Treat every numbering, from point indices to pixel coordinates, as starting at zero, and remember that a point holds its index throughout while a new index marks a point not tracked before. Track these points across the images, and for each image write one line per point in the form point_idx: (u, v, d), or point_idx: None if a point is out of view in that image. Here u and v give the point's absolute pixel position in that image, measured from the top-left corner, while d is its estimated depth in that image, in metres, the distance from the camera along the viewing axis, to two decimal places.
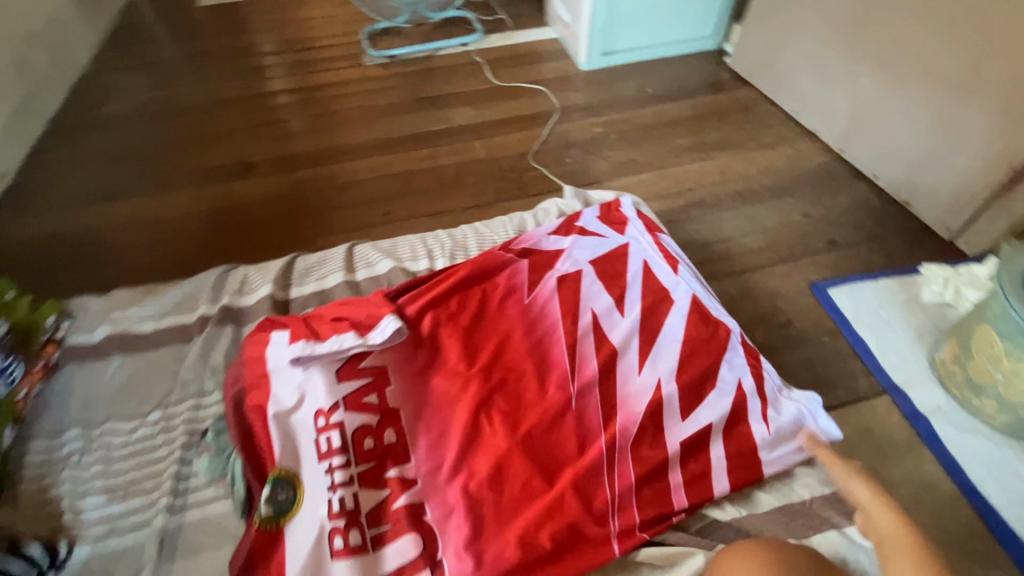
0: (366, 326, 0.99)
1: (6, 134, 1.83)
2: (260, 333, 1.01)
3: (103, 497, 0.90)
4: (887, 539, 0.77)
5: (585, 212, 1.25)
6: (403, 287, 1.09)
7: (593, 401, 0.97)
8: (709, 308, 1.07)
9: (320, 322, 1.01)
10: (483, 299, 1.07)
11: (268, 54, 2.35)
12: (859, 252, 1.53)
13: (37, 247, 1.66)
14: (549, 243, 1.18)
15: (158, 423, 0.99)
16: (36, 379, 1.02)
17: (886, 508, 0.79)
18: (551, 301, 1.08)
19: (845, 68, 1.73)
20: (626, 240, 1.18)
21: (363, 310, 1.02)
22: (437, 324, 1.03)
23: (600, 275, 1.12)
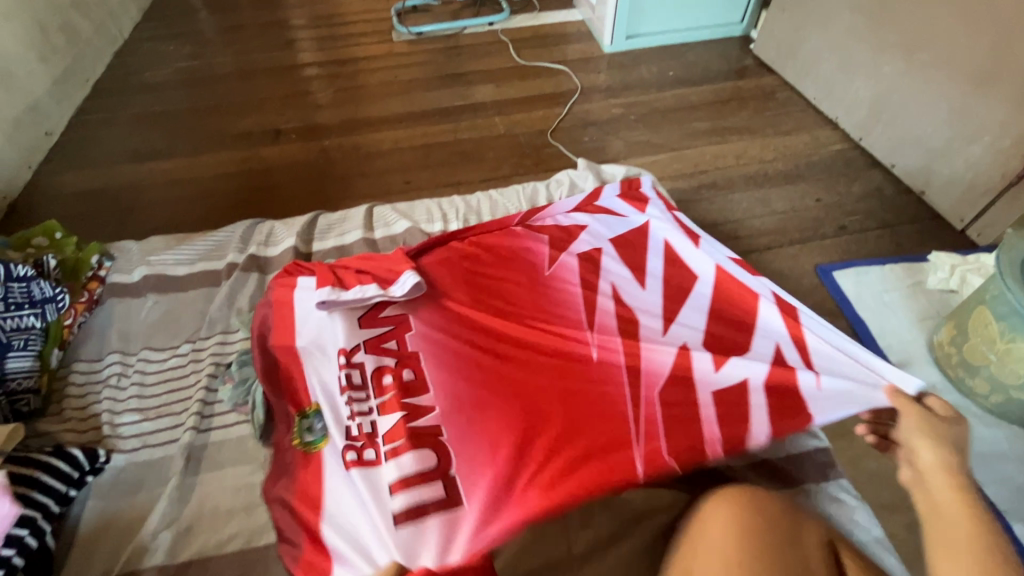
0: (389, 281, 1.01)
1: (55, 94, 1.95)
2: (284, 283, 1.05)
3: (137, 416, 0.99)
4: (940, 512, 0.67)
5: (605, 190, 1.24)
6: (425, 246, 1.11)
7: (612, 350, 0.96)
8: (737, 277, 1.06)
9: (343, 272, 1.04)
10: (501, 255, 1.08)
11: (301, 27, 2.42)
12: (869, 238, 1.54)
13: (81, 199, 1.77)
14: (568, 219, 1.18)
15: (188, 354, 1.08)
16: (81, 310, 1.11)
17: (950, 479, 0.68)
18: (568, 270, 1.07)
19: (868, 56, 1.73)
20: (648, 218, 1.17)
21: (384, 265, 1.05)
22: (456, 275, 1.04)
23: (619, 248, 1.13)
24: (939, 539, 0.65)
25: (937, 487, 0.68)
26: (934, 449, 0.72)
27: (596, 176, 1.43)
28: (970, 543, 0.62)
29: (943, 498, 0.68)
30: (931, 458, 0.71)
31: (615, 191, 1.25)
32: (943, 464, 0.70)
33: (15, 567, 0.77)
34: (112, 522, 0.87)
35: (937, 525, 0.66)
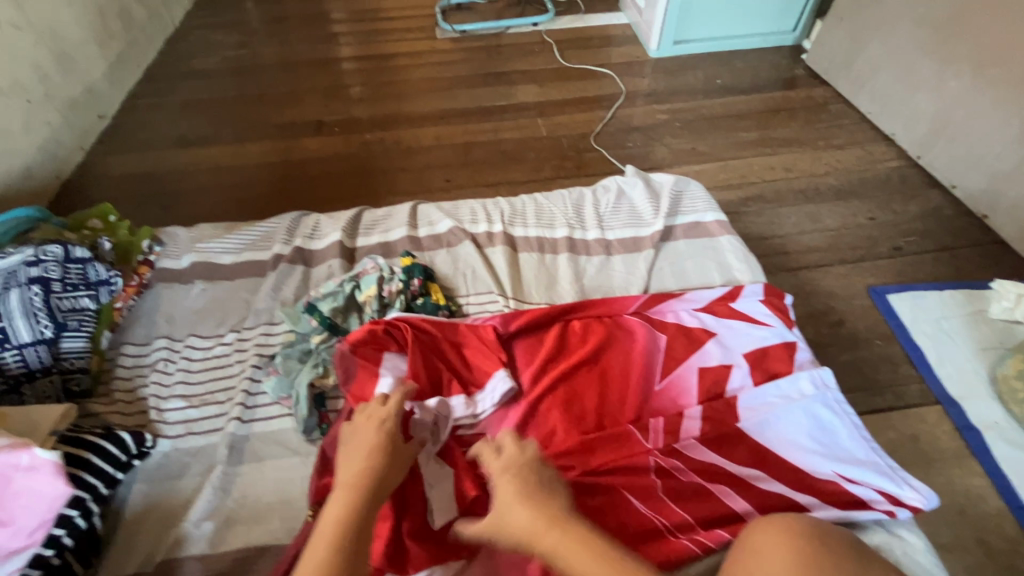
0: (475, 384, 0.98)
1: (109, 78, 1.99)
2: (365, 357, 0.97)
3: (182, 402, 1.00)
4: None
5: (746, 290, 1.12)
6: (526, 346, 1.04)
7: (669, 471, 0.88)
8: (867, 471, 0.87)
9: (430, 360, 0.97)
10: (592, 359, 1.00)
11: (344, 21, 2.44)
12: (926, 261, 1.47)
13: (128, 181, 1.81)
14: (691, 318, 1.09)
15: (233, 343, 1.09)
16: (131, 293, 1.13)
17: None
18: (684, 383, 0.99)
19: (934, 69, 1.65)
20: (793, 339, 1.05)
21: (477, 358, 1.00)
22: (549, 385, 0.96)
23: (754, 367, 1.00)
24: None
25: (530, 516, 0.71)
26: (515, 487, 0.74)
27: (644, 183, 1.39)
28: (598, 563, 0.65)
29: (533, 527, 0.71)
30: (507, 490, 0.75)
31: (760, 294, 1.12)
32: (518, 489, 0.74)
33: (65, 547, 0.78)
34: (156, 507, 0.88)
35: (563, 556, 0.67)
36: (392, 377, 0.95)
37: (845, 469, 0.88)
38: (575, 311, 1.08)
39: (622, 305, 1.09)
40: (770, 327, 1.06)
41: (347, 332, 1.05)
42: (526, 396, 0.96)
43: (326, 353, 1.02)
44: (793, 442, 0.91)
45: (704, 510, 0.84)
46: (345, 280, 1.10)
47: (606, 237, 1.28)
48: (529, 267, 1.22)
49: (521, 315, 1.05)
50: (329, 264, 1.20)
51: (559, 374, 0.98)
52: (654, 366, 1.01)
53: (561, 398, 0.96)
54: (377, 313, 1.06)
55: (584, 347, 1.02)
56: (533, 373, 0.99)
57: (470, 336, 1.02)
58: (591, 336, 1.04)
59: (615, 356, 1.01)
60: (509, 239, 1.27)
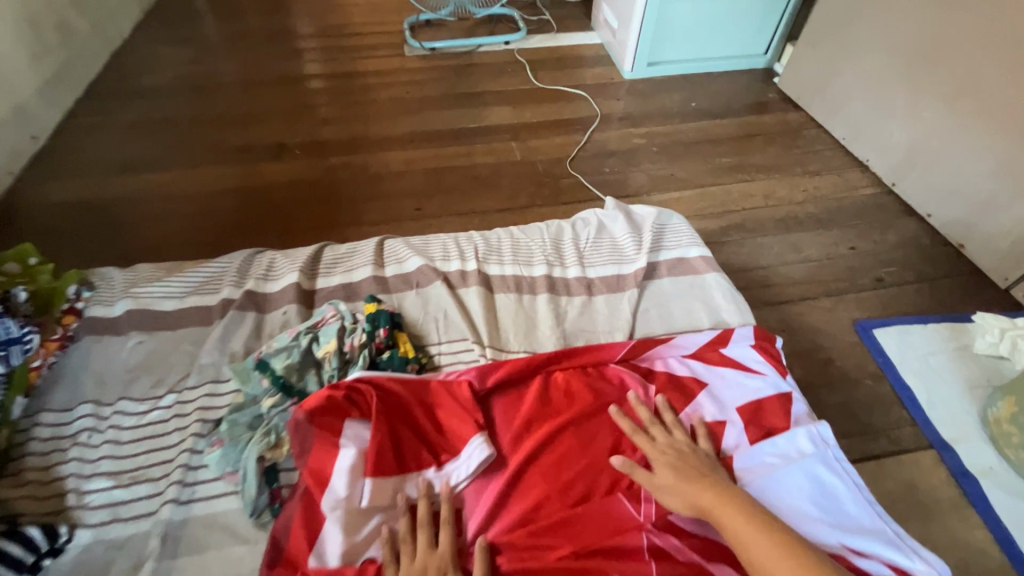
0: (448, 451, 0.88)
1: (45, 96, 1.83)
2: (323, 425, 0.86)
3: (109, 481, 0.86)
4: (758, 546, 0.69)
5: (737, 333, 1.05)
6: (506, 403, 0.94)
7: (664, 549, 0.79)
8: (876, 540, 0.79)
9: (396, 428, 0.87)
10: (579, 419, 0.92)
11: (309, 36, 2.31)
12: (907, 292, 1.45)
13: (64, 210, 1.64)
14: (681, 368, 1.02)
15: (170, 407, 0.95)
16: (52, 349, 0.98)
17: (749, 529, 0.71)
18: None
19: (906, 98, 1.65)
20: (789, 388, 0.98)
21: (450, 421, 0.90)
22: (532, 451, 0.87)
23: (750, 423, 0.93)
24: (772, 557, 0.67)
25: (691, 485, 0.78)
26: (673, 470, 0.81)
27: (626, 216, 1.32)
28: (750, 518, 0.72)
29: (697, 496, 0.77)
30: (664, 470, 0.82)
31: (751, 337, 1.05)
32: (676, 469, 0.81)
33: None
34: None
35: (724, 515, 0.74)
36: (354, 448, 0.84)
37: (850, 539, 0.79)
38: (559, 362, 0.99)
39: (606, 353, 1.01)
40: (763, 374, 1.00)
41: (303, 393, 0.93)
42: (507, 463, 0.87)
43: (278, 418, 0.90)
44: (795, 511, 0.83)
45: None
46: (302, 332, 0.99)
47: (588, 275, 1.20)
48: (506, 309, 1.13)
49: (499, 368, 0.96)
50: (285, 311, 1.09)
51: (542, 437, 0.89)
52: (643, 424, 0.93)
53: (545, 465, 0.87)
54: (337, 373, 0.94)
55: (568, 404, 0.93)
56: (513, 436, 0.90)
57: (442, 393, 0.92)
58: (578, 391, 0.95)
59: (602, 413, 0.93)
60: (484, 277, 1.18)
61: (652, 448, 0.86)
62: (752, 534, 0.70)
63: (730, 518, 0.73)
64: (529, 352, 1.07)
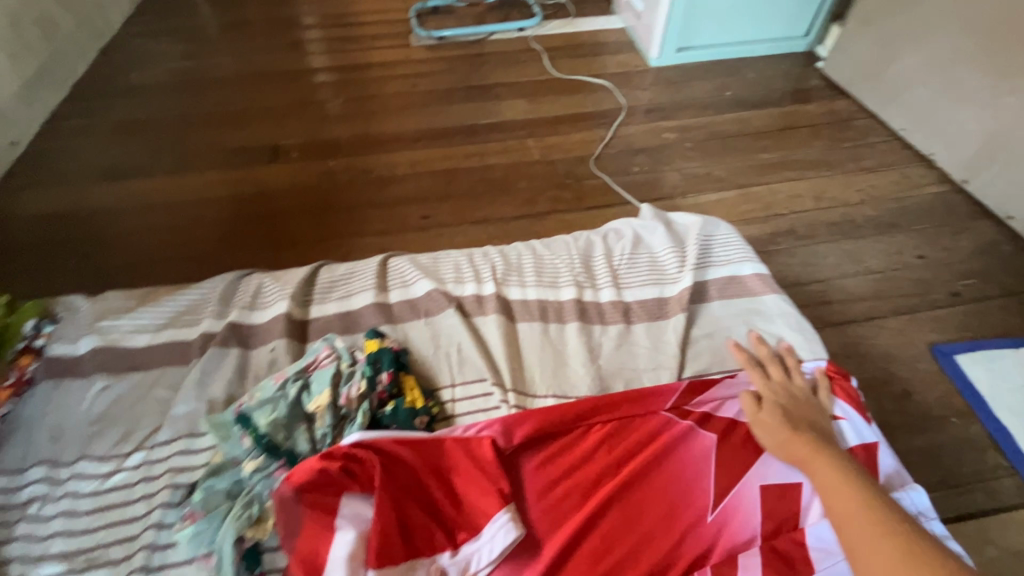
0: (466, 529, 0.72)
1: (24, 97, 1.69)
2: (314, 503, 0.70)
3: (60, 565, 0.72)
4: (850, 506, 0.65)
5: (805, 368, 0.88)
6: (537, 462, 0.78)
7: None
8: None
9: (405, 503, 0.71)
10: (626, 486, 0.76)
11: (308, 26, 2.15)
12: (989, 309, 1.26)
13: (43, 223, 1.51)
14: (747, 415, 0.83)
15: (137, 469, 0.81)
16: (4, 398, 0.86)
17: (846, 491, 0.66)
18: (744, 516, 0.75)
19: (984, 83, 1.45)
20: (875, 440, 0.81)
21: (469, 491, 0.74)
22: (574, 531, 0.72)
23: None
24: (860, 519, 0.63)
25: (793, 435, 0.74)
26: (780, 412, 0.78)
27: (665, 226, 1.15)
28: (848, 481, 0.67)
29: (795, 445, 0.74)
30: (773, 409, 0.79)
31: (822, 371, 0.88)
32: (782, 410, 0.78)
33: None
34: None
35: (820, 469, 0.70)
36: (353, 531, 0.69)
37: None
38: (597, 411, 0.82)
39: (655, 400, 0.83)
40: (840, 420, 0.82)
41: (292, 455, 0.78)
42: (543, 546, 0.72)
43: (261, 487, 0.75)
44: None
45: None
46: (290, 379, 0.83)
47: (624, 299, 1.03)
48: (531, 342, 0.97)
49: (527, 420, 0.79)
50: (272, 347, 0.94)
51: (583, 513, 0.74)
52: (702, 492, 0.77)
53: (589, 548, 0.72)
54: (332, 430, 0.79)
55: (611, 467, 0.78)
56: (546, 510, 0.75)
57: (458, 453, 0.76)
58: (623, 448, 0.79)
59: (653, 480, 0.77)
60: (504, 303, 1.02)
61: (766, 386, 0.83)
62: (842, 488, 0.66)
63: (817, 459, 0.70)
64: (558, 396, 0.91)
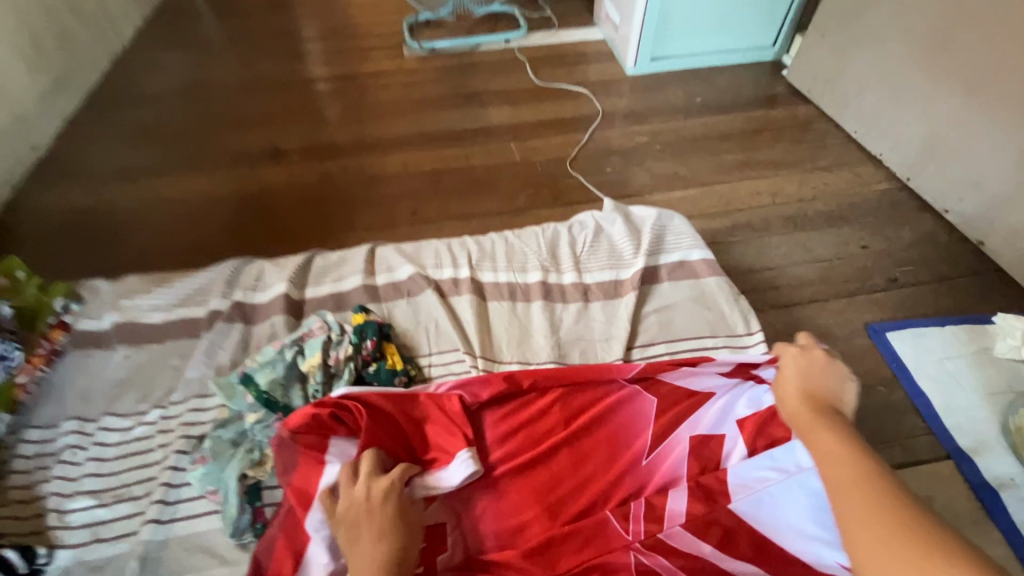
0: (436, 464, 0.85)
1: (44, 105, 1.83)
2: (307, 444, 0.83)
3: (90, 500, 0.85)
4: (847, 497, 0.59)
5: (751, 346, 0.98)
6: (499, 413, 0.91)
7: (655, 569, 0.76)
8: None
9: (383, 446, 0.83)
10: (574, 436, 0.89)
11: (308, 39, 2.30)
12: (923, 293, 1.39)
13: (62, 219, 1.65)
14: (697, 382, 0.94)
15: (156, 423, 0.94)
16: (38, 364, 0.98)
17: (850, 476, 0.60)
18: (675, 460, 0.88)
19: (923, 88, 1.58)
20: None
21: (438, 436, 0.87)
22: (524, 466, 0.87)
23: (755, 439, 0.89)
24: (850, 508, 0.58)
25: (808, 423, 0.71)
26: (801, 394, 0.75)
27: (624, 218, 1.28)
28: (852, 467, 0.61)
29: (811, 429, 0.70)
30: (791, 386, 0.77)
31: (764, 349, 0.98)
32: (806, 391, 0.75)
33: None
34: None
35: (827, 455, 0.65)
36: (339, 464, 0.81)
37: None
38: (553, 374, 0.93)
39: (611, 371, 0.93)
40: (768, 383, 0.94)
41: (288, 408, 0.91)
42: (500, 480, 0.86)
43: (261, 435, 0.88)
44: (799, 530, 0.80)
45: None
46: (286, 345, 0.96)
47: (584, 281, 1.15)
48: (499, 318, 1.10)
49: (490, 382, 0.91)
50: (272, 322, 1.07)
51: (534, 452, 0.87)
52: (641, 443, 0.89)
53: (538, 481, 0.86)
54: (323, 387, 0.92)
55: (562, 420, 0.91)
56: (503, 451, 0.88)
57: (429, 404, 0.89)
58: (572, 405, 0.92)
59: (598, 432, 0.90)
60: (477, 284, 1.14)
61: (796, 365, 0.78)
62: (843, 471, 0.61)
63: (828, 447, 0.65)
64: (522, 363, 1.03)
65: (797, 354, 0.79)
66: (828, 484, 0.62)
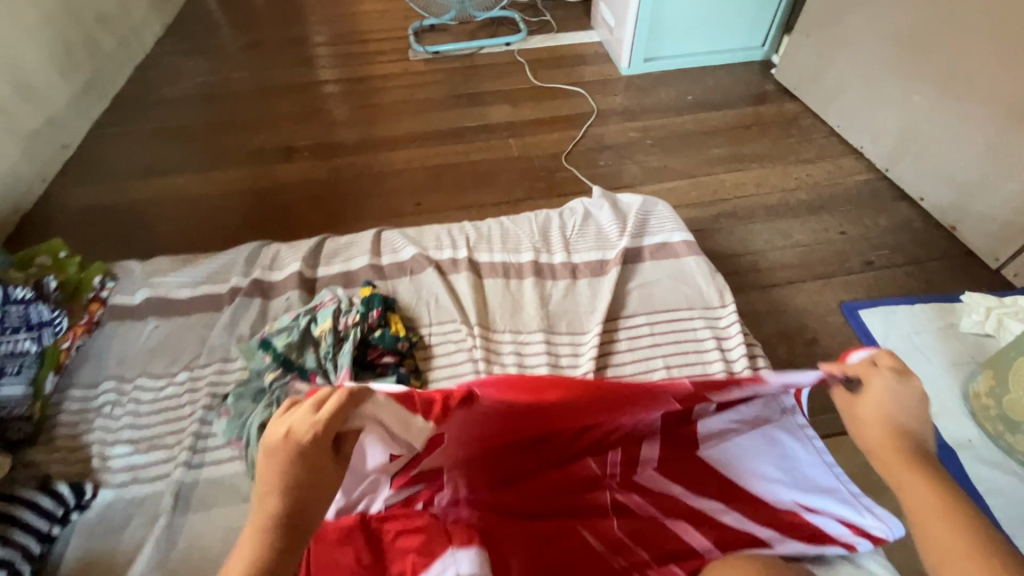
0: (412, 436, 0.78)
1: (74, 107, 1.96)
2: None
3: (129, 448, 0.96)
4: (946, 550, 0.58)
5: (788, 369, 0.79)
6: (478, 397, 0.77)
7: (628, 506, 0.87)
8: (833, 502, 0.86)
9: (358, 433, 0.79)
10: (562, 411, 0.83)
11: (318, 44, 2.43)
12: (896, 275, 1.47)
13: (92, 212, 1.78)
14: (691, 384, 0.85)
15: (184, 383, 1.05)
16: (80, 333, 1.09)
17: (950, 529, 0.59)
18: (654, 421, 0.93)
19: (898, 84, 1.66)
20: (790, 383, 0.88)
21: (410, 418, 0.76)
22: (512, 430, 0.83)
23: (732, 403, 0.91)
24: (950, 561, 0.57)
25: (894, 461, 0.66)
26: (881, 422, 0.68)
27: (612, 204, 1.38)
28: (948, 516, 0.60)
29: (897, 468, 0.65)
30: (873, 411, 0.69)
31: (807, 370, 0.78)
32: (893, 425, 0.68)
33: None
34: (91, 564, 0.83)
35: (924, 504, 0.61)
36: None
37: (806, 498, 0.86)
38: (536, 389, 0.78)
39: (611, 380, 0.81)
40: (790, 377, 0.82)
41: (303, 368, 1.01)
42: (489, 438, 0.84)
43: (278, 391, 0.97)
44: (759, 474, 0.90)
45: (659, 549, 0.81)
46: (301, 314, 1.07)
47: (572, 261, 1.25)
48: (494, 293, 1.20)
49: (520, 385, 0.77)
50: (288, 296, 1.17)
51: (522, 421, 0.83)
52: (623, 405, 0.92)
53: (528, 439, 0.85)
54: (333, 348, 1.02)
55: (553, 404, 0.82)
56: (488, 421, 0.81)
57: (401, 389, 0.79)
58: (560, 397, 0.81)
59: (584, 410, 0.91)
60: (474, 264, 1.24)
61: (891, 392, 0.69)
62: (940, 521, 0.60)
63: (920, 493, 0.63)
64: (514, 332, 1.13)
65: (893, 379, 0.69)
66: (920, 530, 0.61)
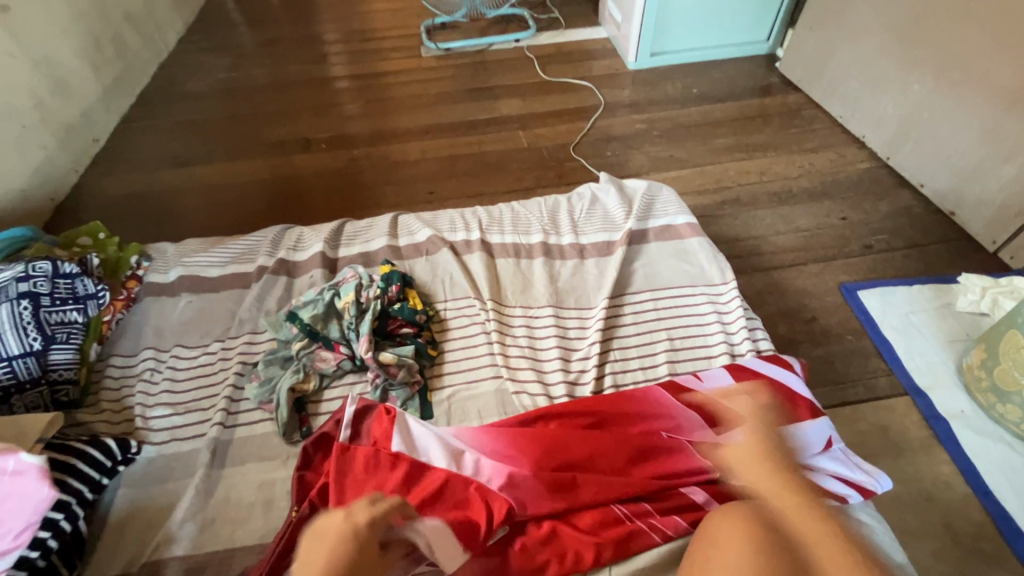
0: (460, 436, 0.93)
1: (103, 102, 2.05)
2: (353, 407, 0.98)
3: (168, 409, 1.03)
4: (819, 545, 0.73)
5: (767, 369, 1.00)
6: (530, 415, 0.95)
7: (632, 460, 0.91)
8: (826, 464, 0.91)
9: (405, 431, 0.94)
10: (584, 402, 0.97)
11: (334, 42, 2.50)
12: (895, 258, 1.52)
13: (122, 201, 1.86)
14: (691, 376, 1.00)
15: (217, 352, 1.12)
16: (120, 307, 1.17)
17: (818, 527, 0.75)
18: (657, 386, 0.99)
19: (898, 73, 1.71)
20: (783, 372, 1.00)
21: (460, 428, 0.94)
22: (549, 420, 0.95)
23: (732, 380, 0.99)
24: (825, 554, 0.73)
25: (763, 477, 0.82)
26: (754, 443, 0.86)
27: (618, 189, 1.44)
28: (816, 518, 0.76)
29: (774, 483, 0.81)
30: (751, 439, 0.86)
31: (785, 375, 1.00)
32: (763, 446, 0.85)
33: (50, 549, 0.81)
34: (138, 510, 0.91)
35: (796, 511, 0.77)
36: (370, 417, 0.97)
37: (801, 457, 0.92)
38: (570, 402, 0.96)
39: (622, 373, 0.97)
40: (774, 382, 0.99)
41: (328, 338, 1.08)
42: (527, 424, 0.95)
43: (306, 359, 1.06)
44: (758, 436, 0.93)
45: (660, 498, 0.87)
46: (325, 288, 1.14)
47: (580, 242, 1.31)
48: (506, 271, 1.26)
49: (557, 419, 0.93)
50: (311, 275, 1.24)
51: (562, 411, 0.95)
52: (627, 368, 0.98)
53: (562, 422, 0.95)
54: (356, 320, 1.09)
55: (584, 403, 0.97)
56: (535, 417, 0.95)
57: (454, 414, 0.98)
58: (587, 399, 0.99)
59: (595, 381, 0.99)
60: (486, 245, 1.31)
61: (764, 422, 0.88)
62: (810, 522, 0.75)
63: (795, 502, 0.78)
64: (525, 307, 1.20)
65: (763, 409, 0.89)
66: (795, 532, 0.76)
